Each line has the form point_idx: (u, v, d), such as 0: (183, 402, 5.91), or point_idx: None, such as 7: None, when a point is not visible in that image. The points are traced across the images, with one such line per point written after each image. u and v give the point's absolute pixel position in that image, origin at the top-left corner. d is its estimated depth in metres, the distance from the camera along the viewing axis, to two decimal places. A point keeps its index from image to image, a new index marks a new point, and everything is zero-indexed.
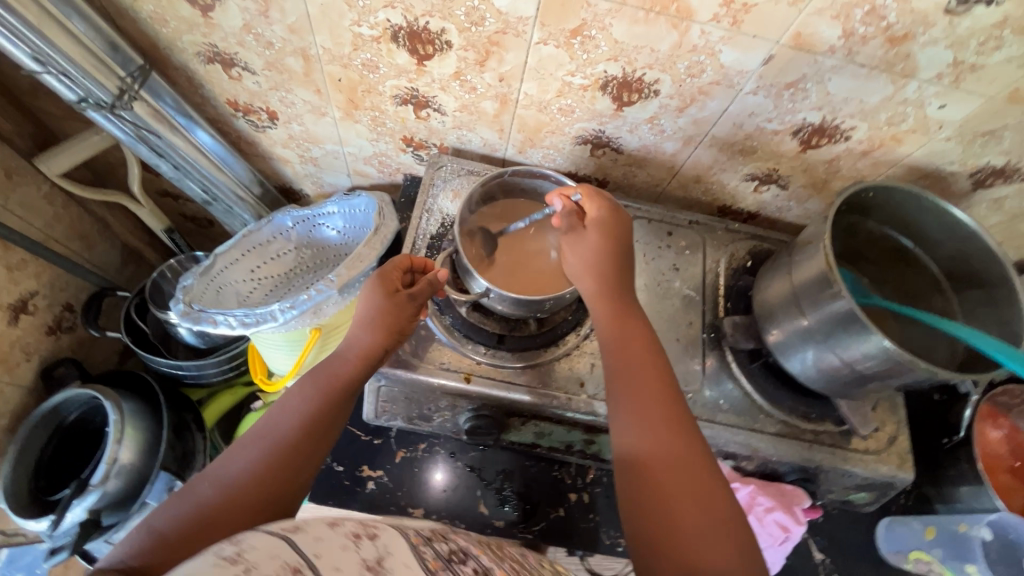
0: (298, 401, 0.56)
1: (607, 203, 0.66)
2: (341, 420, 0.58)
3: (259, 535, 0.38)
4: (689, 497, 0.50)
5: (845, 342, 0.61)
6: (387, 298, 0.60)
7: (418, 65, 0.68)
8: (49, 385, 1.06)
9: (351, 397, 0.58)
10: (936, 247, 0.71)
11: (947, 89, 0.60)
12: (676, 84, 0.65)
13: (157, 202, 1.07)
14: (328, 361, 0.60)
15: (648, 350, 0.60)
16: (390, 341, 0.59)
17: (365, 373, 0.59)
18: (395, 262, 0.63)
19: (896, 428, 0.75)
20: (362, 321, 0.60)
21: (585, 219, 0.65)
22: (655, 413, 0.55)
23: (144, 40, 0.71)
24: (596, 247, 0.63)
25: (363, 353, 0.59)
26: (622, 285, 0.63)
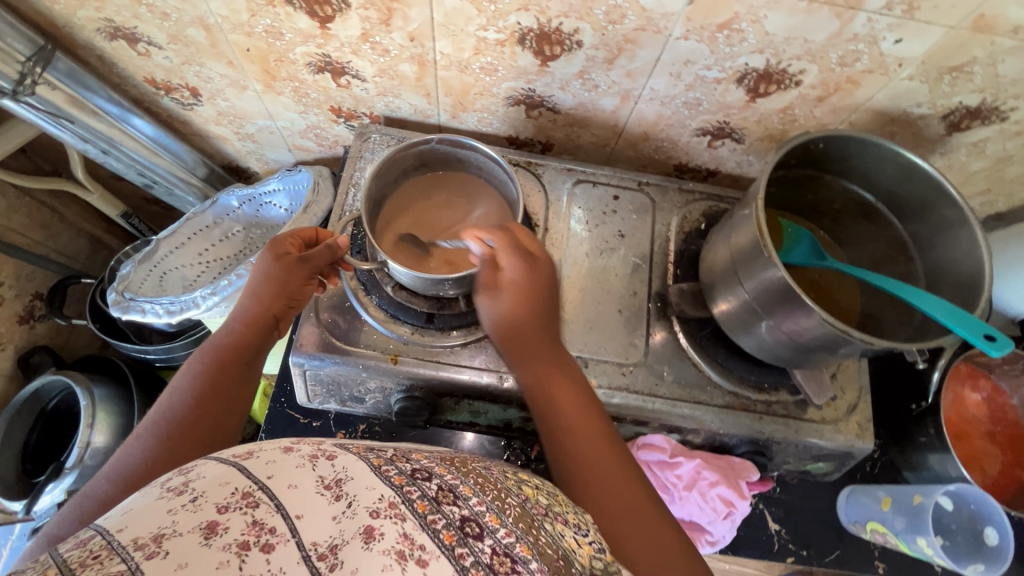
0: (188, 379, 0.53)
1: (525, 254, 0.62)
2: (248, 390, 0.56)
3: (210, 464, 0.36)
4: (626, 502, 0.50)
5: (784, 310, 0.57)
6: (274, 262, 0.60)
7: (322, 29, 0.63)
8: (26, 373, 1.08)
9: (249, 365, 0.56)
10: (899, 200, 0.64)
11: (901, 20, 0.53)
12: (598, 33, 0.59)
13: (111, 187, 1.06)
14: (219, 337, 0.58)
15: (554, 362, 0.61)
16: (279, 304, 0.59)
17: (257, 340, 0.58)
18: (293, 232, 0.63)
19: (856, 396, 0.70)
20: (250, 290, 0.60)
21: (500, 276, 0.62)
22: (575, 417, 0.56)
23: (42, 19, 0.68)
24: (508, 305, 0.62)
25: (250, 321, 0.58)
26: (546, 329, 0.62)
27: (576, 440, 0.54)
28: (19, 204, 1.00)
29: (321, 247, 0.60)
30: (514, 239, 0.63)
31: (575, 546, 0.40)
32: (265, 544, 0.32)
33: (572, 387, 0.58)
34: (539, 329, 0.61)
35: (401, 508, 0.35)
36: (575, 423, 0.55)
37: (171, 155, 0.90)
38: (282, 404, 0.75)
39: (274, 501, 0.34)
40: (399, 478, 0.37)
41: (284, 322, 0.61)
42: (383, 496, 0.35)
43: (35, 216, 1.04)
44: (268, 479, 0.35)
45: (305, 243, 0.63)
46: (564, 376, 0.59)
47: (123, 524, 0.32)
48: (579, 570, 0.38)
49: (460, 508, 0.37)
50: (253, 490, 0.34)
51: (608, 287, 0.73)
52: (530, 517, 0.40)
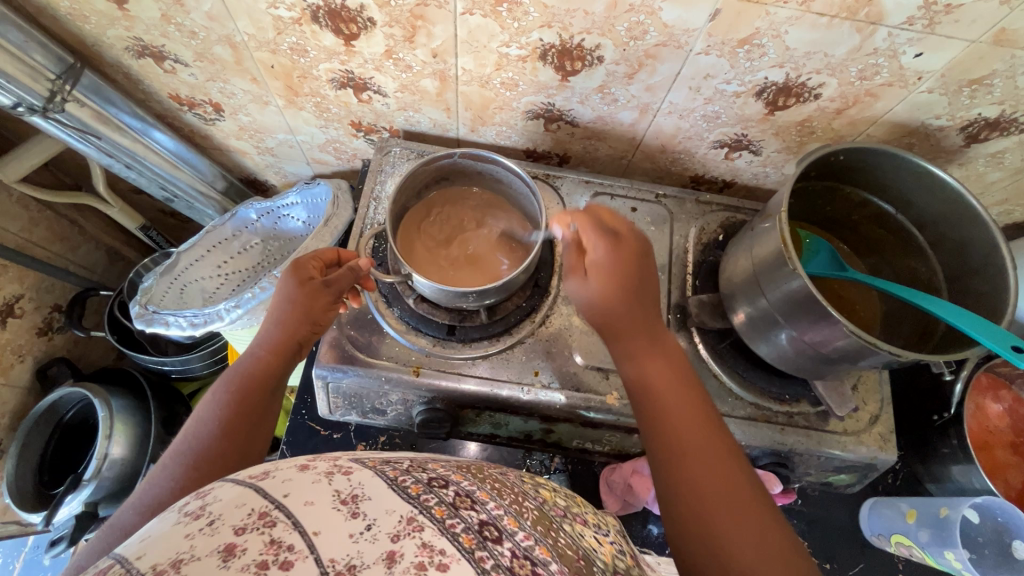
0: (212, 408, 0.53)
1: (609, 233, 0.58)
2: (271, 415, 0.55)
3: (225, 487, 0.35)
4: (729, 503, 0.45)
5: (808, 324, 0.57)
6: (298, 288, 0.59)
7: (346, 46, 0.64)
8: (44, 385, 1.08)
9: (272, 393, 0.56)
10: (917, 211, 0.64)
11: (922, 35, 0.53)
12: (620, 49, 0.60)
13: (130, 200, 1.07)
14: (243, 362, 0.57)
15: (656, 349, 0.55)
16: (304, 330, 0.59)
17: (281, 365, 0.57)
18: (314, 254, 0.63)
19: (879, 407, 0.70)
20: (274, 315, 0.59)
21: (586, 260, 0.58)
22: (672, 400, 0.52)
23: (72, 37, 0.69)
24: (597, 290, 0.56)
25: (273, 346, 0.57)
26: (642, 302, 0.56)
27: (681, 440, 0.49)
28: (40, 218, 1.01)
29: (343, 270, 0.61)
30: (594, 220, 0.59)
31: (597, 545, 0.42)
32: (283, 561, 0.30)
33: (668, 365, 0.55)
34: (636, 305, 0.56)
35: (419, 520, 0.34)
36: (677, 421, 0.50)
37: (191, 168, 0.91)
38: (303, 415, 0.75)
39: (292, 518, 0.32)
40: (416, 489, 0.36)
41: (306, 346, 0.61)
42: (402, 515, 0.34)
43: (56, 229, 1.05)
44: (285, 496, 0.33)
45: (326, 265, 0.63)
46: (660, 356, 0.55)
47: (141, 551, 0.30)
48: (600, 567, 0.40)
49: (478, 513, 0.36)
50: (270, 510, 0.32)
51: None
52: (549, 520, 0.41)
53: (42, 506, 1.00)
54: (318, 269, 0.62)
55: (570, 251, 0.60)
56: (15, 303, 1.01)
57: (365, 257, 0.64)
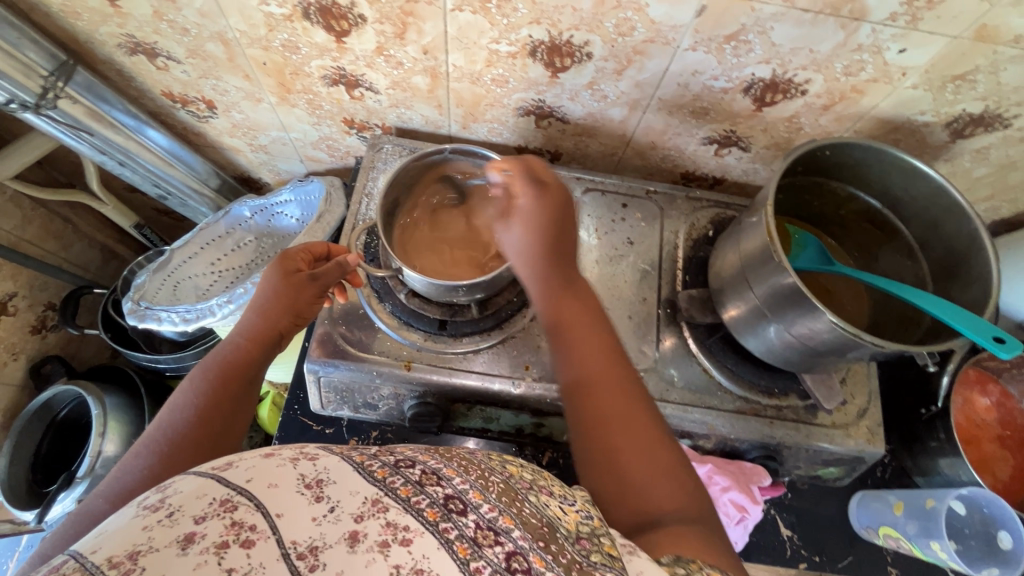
0: (189, 395, 0.53)
1: (537, 182, 0.59)
2: (248, 401, 0.55)
3: (185, 479, 0.35)
4: (651, 470, 0.46)
5: (794, 317, 0.58)
6: (283, 279, 0.60)
7: (338, 43, 0.65)
8: (37, 383, 1.09)
9: (251, 381, 0.56)
10: (904, 206, 0.65)
11: (905, 31, 0.54)
12: (608, 45, 0.60)
13: (124, 199, 1.07)
14: (221, 351, 0.57)
15: (574, 296, 0.57)
16: (286, 320, 0.59)
17: (261, 354, 0.58)
18: (303, 247, 0.64)
19: (867, 401, 0.71)
20: (256, 305, 0.59)
21: (514, 208, 0.59)
22: (592, 347, 0.53)
23: (64, 34, 0.70)
24: (523, 238, 0.58)
25: (254, 335, 0.58)
26: (562, 249, 0.58)
27: (607, 412, 0.49)
28: (33, 216, 1.01)
29: (331, 265, 0.62)
30: (526, 169, 0.60)
31: (561, 514, 0.40)
32: (245, 541, 0.31)
33: (588, 312, 0.56)
34: (552, 246, 0.58)
35: (385, 502, 0.34)
36: (602, 388, 0.50)
37: (185, 166, 0.91)
38: (296, 411, 0.76)
39: (254, 501, 0.33)
40: (382, 472, 0.37)
41: (287, 338, 0.61)
42: (366, 497, 0.34)
43: (50, 227, 1.05)
44: (247, 483, 0.34)
45: (314, 258, 0.64)
46: (591, 326, 0.55)
47: (98, 544, 0.30)
48: (564, 534, 0.38)
49: (444, 487, 0.36)
50: (231, 496, 0.33)
51: (617, 294, 0.74)
52: (514, 492, 0.40)
53: (36, 503, 1.00)
54: (306, 262, 0.63)
55: (502, 199, 0.62)
56: (8, 301, 1.01)
57: (354, 253, 0.65)
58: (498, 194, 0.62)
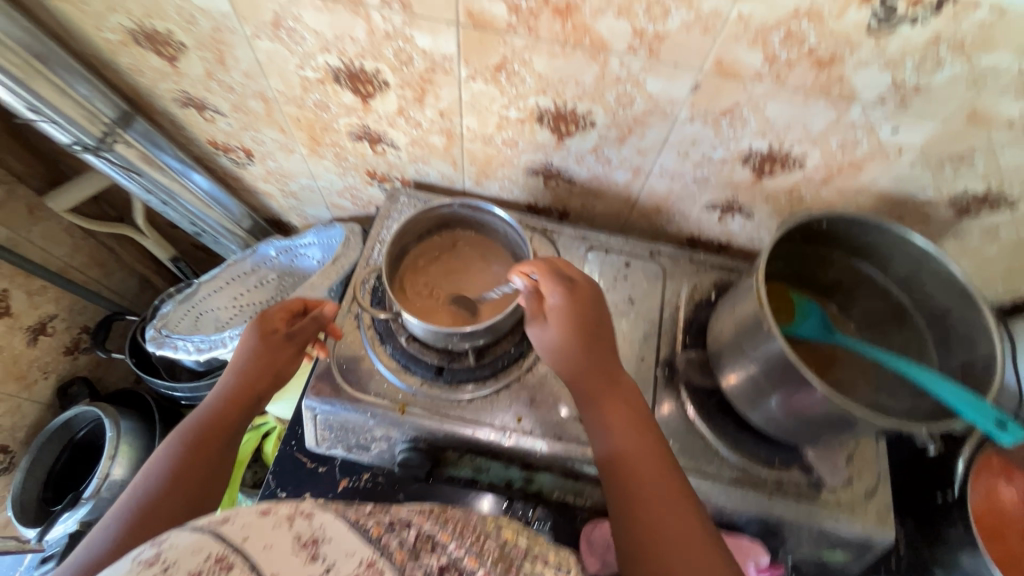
0: (167, 458, 0.55)
1: (565, 280, 0.63)
2: (224, 466, 0.59)
3: (185, 532, 0.37)
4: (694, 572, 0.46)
5: (789, 387, 0.57)
6: (261, 340, 0.66)
7: (363, 104, 0.71)
8: (63, 402, 1.14)
9: (228, 444, 0.60)
10: (907, 279, 0.64)
11: (895, 112, 0.56)
12: (610, 114, 0.64)
13: (165, 233, 1.15)
14: (199, 414, 0.61)
15: (619, 401, 0.59)
16: (266, 380, 0.65)
17: (239, 417, 0.62)
18: (282, 305, 0.70)
19: (875, 480, 0.68)
20: (236, 368, 0.64)
21: (545, 305, 0.63)
22: (635, 453, 0.55)
23: (128, 89, 0.78)
24: (559, 337, 0.61)
25: (232, 398, 0.62)
26: (603, 355, 0.61)
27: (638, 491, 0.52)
28: (83, 244, 1.09)
29: (307, 321, 0.68)
30: (553, 269, 0.64)
31: None
32: None
33: (629, 412, 0.58)
34: (588, 354, 0.61)
35: (379, 565, 0.36)
36: (639, 468, 0.53)
37: (221, 208, 0.99)
38: (292, 447, 0.76)
39: (249, 561, 0.35)
40: (376, 530, 0.39)
41: (263, 399, 0.66)
42: (361, 560, 0.36)
43: (95, 255, 1.13)
44: (244, 540, 0.36)
45: (292, 315, 0.70)
46: (624, 405, 0.59)
47: None
48: None
49: (438, 557, 0.39)
50: (227, 554, 0.35)
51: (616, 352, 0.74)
52: (511, 560, 0.40)
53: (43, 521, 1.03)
54: (283, 320, 0.69)
55: (529, 297, 0.64)
56: (48, 322, 1.08)
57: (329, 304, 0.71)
58: (524, 298, 0.64)
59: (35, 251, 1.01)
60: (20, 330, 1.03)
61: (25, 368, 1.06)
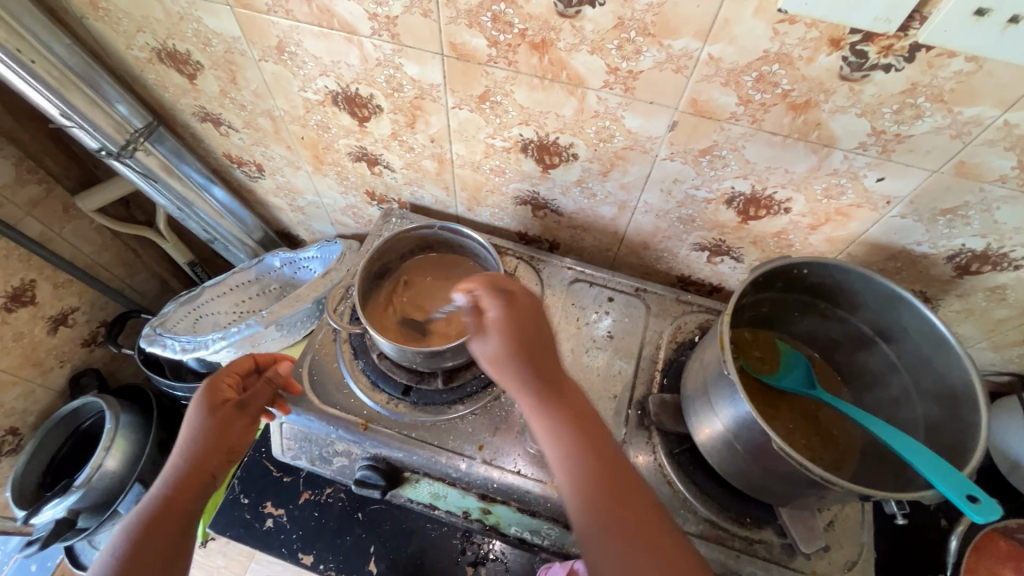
0: (118, 566, 0.48)
1: (503, 291, 0.58)
2: (185, 551, 0.53)
3: None
4: None
5: (753, 439, 0.54)
6: (210, 413, 0.61)
7: (360, 127, 0.74)
8: (74, 391, 1.20)
9: (186, 527, 0.54)
10: (894, 335, 0.61)
11: (878, 160, 0.54)
12: (591, 148, 0.65)
13: (185, 238, 1.21)
14: (141, 509, 0.53)
15: (597, 450, 0.53)
16: (220, 459, 0.59)
17: (195, 496, 0.56)
18: (231, 367, 0.66)
19: (855, 551, 0.63)
20: (183, 448, 0.58)
21: (485, 320, 0.58)
22: (630, 510, 0.49)
23: (155, 102, 0.85)
24: (505, 351, 0.56)
25: (184, 482, 0.56)
26: (557, 383, 0.56)
27: (626, 529, 0.48)
28: (109, 243, 1.16)
29: (262, 386, 0.66)
30: (491, 281, 0.60)
31: None
32: None
33: (614, 463, 0.52)
34: (544, 382, 0.56)
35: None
36: (637, 525, 0.48)
37: (234, 218, 1.03)
38: (262, 454, 0.77)
39: None
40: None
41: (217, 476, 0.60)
42: None
43: (120, 254, 1.20)
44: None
45: (242, 376, 0.66)
46: (605, 452, 0.53)
47: None
48: None
49: None
50: None
51: (589, 387, 0.72)
52: None
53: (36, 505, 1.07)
54: (232, 386, 0.64)
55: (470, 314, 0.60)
56: (69, 314, 1.15)
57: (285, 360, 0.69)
58: (465, 313, 0.60)
59: (64, 246, 1.08)
60: (42, 319, 1.09)
61: (43, 356, 1.12)
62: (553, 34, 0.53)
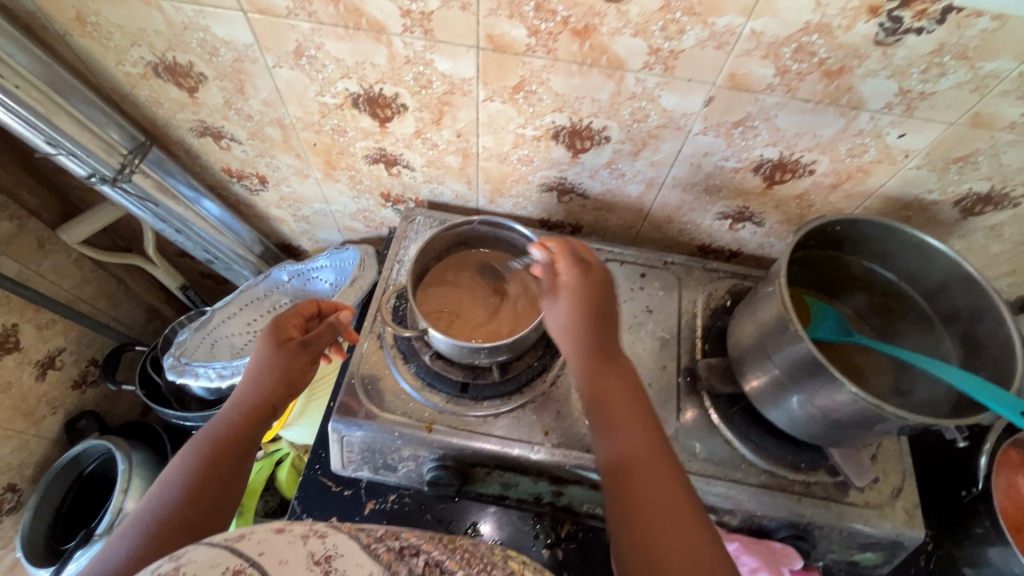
0: (182, 472, 0.56)
1: (580, 262, 0.64)
2: (241, 477, 0.59)
3: (200, 548, 0.38)
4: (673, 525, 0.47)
5: (816, 388, 0.58)
6: (277, 349, 0.66)
7: (381, 128, 0.72)
8: (71, 437, 1.12)
9: (245, 454, 0.60)
10: (920, 279, 0.66)
11: (902, 118, 0.58)
12: (624, 129, 0.66)
13: (174, 262, 1.15)
14: (213, 428, 0.61)
15: (613, 371, 0.58)
16: (280, 392, 0.64)
17: (252, 427, 0.62)
18: (296, 309, 0.70)
19: (900, 479, 0.68)
20: (249, 379, 0.64)
21: (557, 282, 0.63)
22: (622, 409, 0.55)
23: (145, 120, 0.79)
24: (568, 313, 0.60)
25: (248, 409, 0.62)
26: (604, 327, 0.60)
27: (636, 461, 0.51)
28: (92, 276, 1.09)
29: (324, 328, 0.68)
30: (570, 252, 0.65)
31: None
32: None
33: (624, 384, 0.57)
34: (598, 330, 0.60)
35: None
36: (626, 420, 0.54)
37: (233, 234, 0.99)
38: (316, 470, 0.76)
39: None
40: (387, 555, 0.40)
41: (281, 407, 0.66)
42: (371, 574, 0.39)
43: (104, 286, 1.13)
44: (259, 555, 0.38)
45: (305, 319, 0.71)
46: (622, 377, 0.58)
47: None
48: None
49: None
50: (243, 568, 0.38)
51: (638, 362, 0.75)
52: None
53: (52, 562, 1.00)
54: (296, 326, 0.69)
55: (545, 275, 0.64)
56: (57, 356, 1.07)
57: (346, 312, 0.71)
58: (539, 272, 0.64)
59: (44, 284, 1.00)
60: (29, 365, 1.01)
61: (34, 404, 1.04)
62: (596, 19, 0.54)
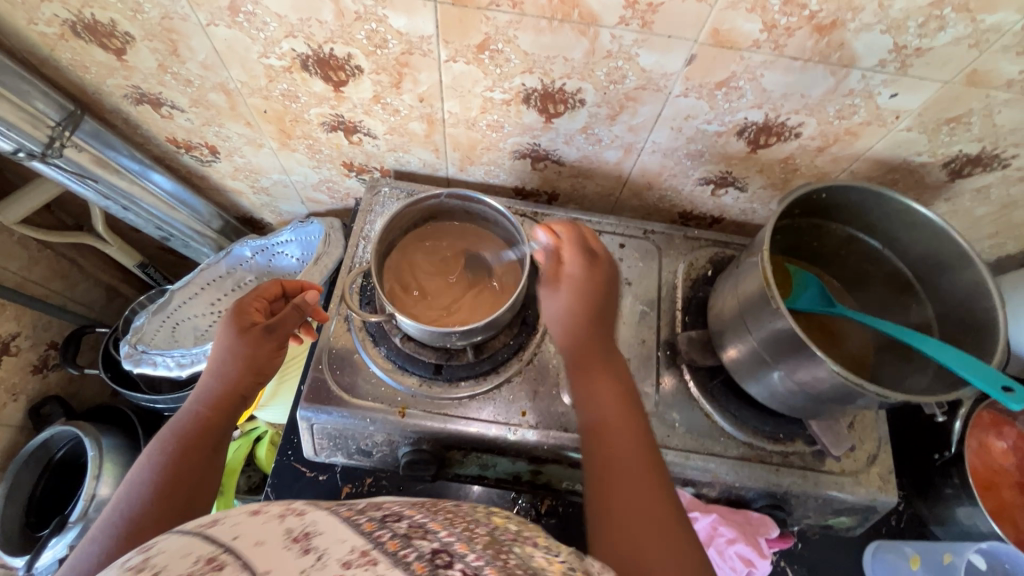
0: (148, 470, 0.52)
1: (587, 253, 0.61)
2: (214, 472, 0.55)
3: (171, 539, 0.35)
4: (649, 513, 0.47)
5: (797, 365, 0.56)
6: (240, 336, 0.60)
7: (335, 92, 0.66)
8: (37, 423, 1.08)
9: (216, 448, 0.56)
10: (904, 247, 0.64)
11: (895, 77, 0.54)
12: (600, 92, 0.61)
13: (128, 239, 1.08)
14: (180, 422, 0.57)
15: (604, 369, 0.58)
16: (247, 381, 0.59)
17: (221, 421, 0.58)
18: (257, 292, 0.65)
19: (876, 446, 0.69)
20: (214, 369, 0.59)
21: (561, 273, 0.61)
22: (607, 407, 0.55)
23: (74, 87, 0.72)
24: (567, 304, 0.60)
25: (214, 402, 0.58)
26: (604, 318, 0.60)
27: (614, 461, 0.51)
28: (40, 256, 1.02)
29: (287, 309, 0.62)
30: (577, 239, 0.62)
31: (547, 564, 0.37)
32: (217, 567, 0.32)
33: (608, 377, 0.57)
34: (591, 320, 0.59)
35: (373, 554, 0.33)
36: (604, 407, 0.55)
37: (188, 210, 0.93)
38: (289, 457, 0.73)
39: (240, 560, 0.32)
40: (369, 525, 0.36)
41: (250, 397, 0.61)
42: (354, 547, 0.33)
43: (55, 266, 1.06)
44: (233, 539, 0.34)
45: (268, 302, 0.65)
46: (608, 376, 0.57)
47: None
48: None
49: (430, 541, 0.35)
50: (217, 555, 0.33)
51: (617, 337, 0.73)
52: (500, 544, 0.38)
53: (28, 549, 0.99)
54: (259, 310, 0.64)
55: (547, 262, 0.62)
56: (11, 341, 1.02)
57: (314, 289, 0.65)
58: (543, 255, 0.63)
59: None
60: None
61: None
62: None
